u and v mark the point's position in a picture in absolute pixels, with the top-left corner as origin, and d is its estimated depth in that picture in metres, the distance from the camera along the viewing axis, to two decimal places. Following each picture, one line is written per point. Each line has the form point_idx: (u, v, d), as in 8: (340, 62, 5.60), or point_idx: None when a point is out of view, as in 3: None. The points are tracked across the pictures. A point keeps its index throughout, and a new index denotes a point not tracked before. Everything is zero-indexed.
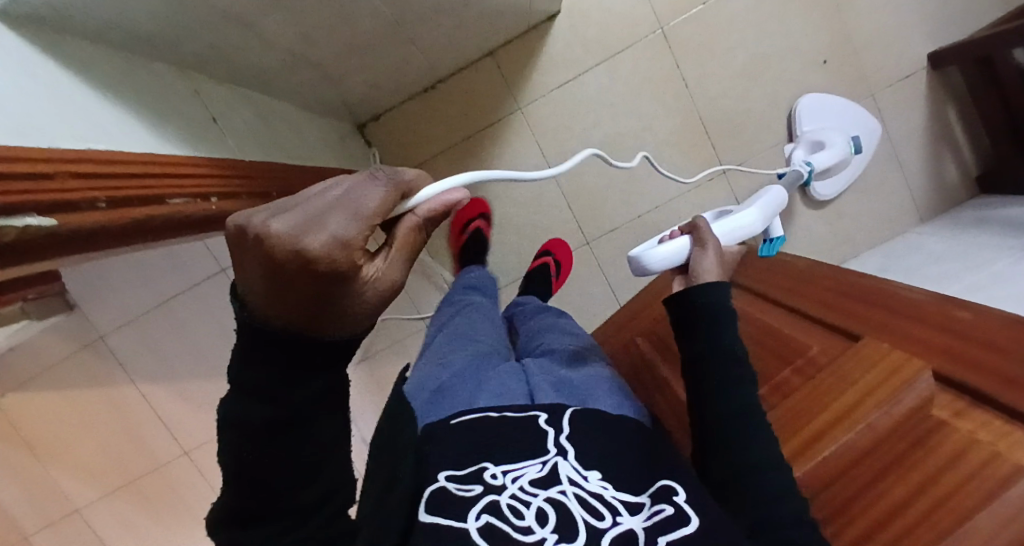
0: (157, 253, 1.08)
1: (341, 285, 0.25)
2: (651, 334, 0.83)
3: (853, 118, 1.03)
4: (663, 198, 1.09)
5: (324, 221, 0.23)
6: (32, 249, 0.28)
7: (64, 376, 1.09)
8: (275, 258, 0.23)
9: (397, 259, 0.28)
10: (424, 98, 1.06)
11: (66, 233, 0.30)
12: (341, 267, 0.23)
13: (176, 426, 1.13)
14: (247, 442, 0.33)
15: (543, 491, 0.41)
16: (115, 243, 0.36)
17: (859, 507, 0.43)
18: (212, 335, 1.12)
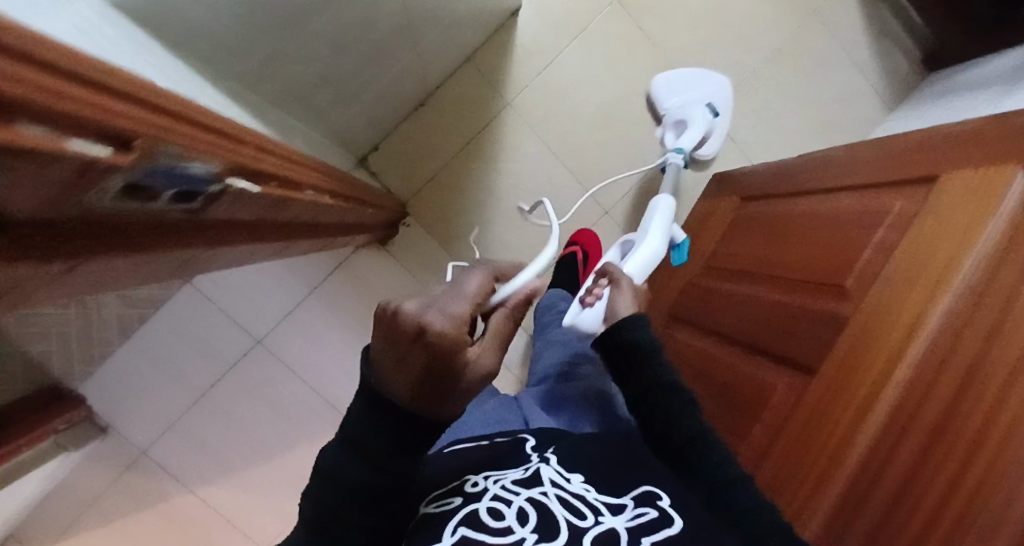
0: (182, 347, 1.03)
1: (454, 363, 0.35)
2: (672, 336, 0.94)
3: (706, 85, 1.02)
4: None
5: (443, 304, 0.35)
6: (224, 216, 0.29)
7: (112, 507, 1.01)
8: (407, 329, 0.34)
9: (494, 352, 0.38)
10: (416, 116, 1.07)
11: (248, 204, 0.30)
12: (451, 338, 0.34)
13: (245, 523, 1.05)
14: (344, 500, 0.40)
15: (526, 491, 0.44)
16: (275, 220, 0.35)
17: (1011, 322, 0.44)
18: (260, 414, 1.06)
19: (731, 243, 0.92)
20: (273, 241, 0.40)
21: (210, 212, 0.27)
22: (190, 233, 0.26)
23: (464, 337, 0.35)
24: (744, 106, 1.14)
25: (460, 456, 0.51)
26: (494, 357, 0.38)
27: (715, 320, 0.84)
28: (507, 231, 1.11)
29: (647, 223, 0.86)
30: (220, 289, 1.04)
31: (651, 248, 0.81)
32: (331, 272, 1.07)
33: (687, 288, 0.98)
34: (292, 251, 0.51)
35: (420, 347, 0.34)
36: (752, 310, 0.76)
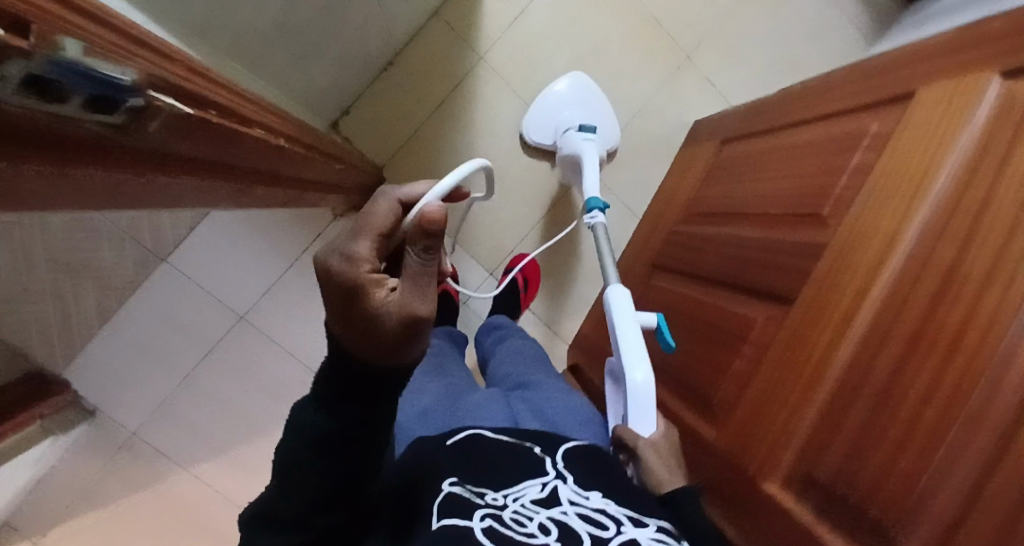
0: (163, 325, 1.02)
1: (364, 308, 0.32)
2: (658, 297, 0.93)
3: (565, 106, 1.03)
4: (641, 102, 1.11)
5: (347, 246, 0.33)
6: (163, 144, 0.27)
7: (107, 488, 1.02)
8: (324, 275, 0.33)
9: (415, 290, 0.32)
10: (386, 77, 1.04)
11: (188, 133, 0.28)
12: (353, 278, 0.32)
13: (243, 498, 1.06)
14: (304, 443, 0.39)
15: (546, 510, 0.43)
16: (218, 153, 0.33)
17: (982, 229, 0.44)
18: (249, 390, 1.06)
19: (713, 187, 0.91)
20: (228, 185, 0.39)
21: (141, 136, 0.25)
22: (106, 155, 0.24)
23: (364, 277, 0.32)
24: (720, 50, 1.12)
25: (470, 452, 0.50)
26: (417, 294, 0.32)
27: (698, 263, 0.83)
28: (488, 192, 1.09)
29: (616, 334, 0.70)
30: (198, 267, 1.02)
31: (638, 376, 0.64)
32: (310, 244, 1.05)
33: (671, 237, 0.97)
34: (254, 202, 0.49)
35: (333, 296, 0.33)
36: (732, 250, 0.76)
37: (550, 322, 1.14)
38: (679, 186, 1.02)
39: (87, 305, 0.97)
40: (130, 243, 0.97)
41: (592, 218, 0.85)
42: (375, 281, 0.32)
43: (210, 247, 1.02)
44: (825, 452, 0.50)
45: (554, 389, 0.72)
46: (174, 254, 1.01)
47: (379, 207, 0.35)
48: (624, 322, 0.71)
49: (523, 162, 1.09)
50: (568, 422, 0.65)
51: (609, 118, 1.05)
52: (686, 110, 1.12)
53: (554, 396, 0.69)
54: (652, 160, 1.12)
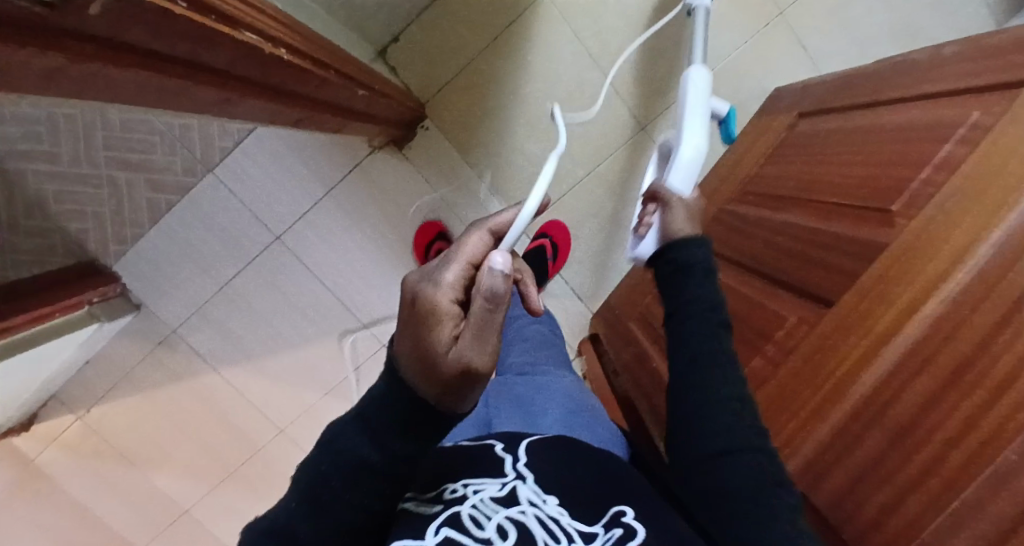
0: (203, 234, 1.05)
1: (429, 342, 0.33)
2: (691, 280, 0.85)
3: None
4: (715, 60, 1.00)
5: (435, 275, 0.36)
6: (108, 26, 0.24)
7: (146, 376, 1.11)
8: (409, 297, 0.35)
9: (476, 342, 0.33)
10: (440, 6, 0.98)
11: (138, 21, 0.26)
12: (432, 307, 0.34)
13: (265, 406, 1.14)
14: (349, 475, 0.38)
15: (505, 509, 0.42)
16: (183, 47, 0.31)
17: None
18: (281, 308, 1.10)
19: (776, 165, 0.81)
20: (208, 88, 0.37)
21: (80, 17, 0.23)
22: (44, 33, 0.21)
23: (440, 309, 0.33)
24: (818, 9, 0.98)
25: (441, 458, 0.52)
26: (477, 347, 0.33)
27: (741, 247, 0.76)
28: (533, 142, 1.03)
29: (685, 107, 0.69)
30: (240, 182, 1.03)
31: (694, 142, 0.63)
32: (347, 174, 1.04)
33: (719, 215, 0.88)
34: (255, 112, 0.47)
35: (411, 319, 0.34)
36: (778, 238, 0.68)
37: (576, 286, 1.10)
38: (739, 161, 0.93)
39: (140, 205, 1.03)
40: (179, 149, 1.00)
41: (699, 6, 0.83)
42: (446, 316, 0.33)
43: (252, 162, 1.02)
44: (832, 469, 0.46)
45: (539, 383, 0.74)
46: (219, 167, 1.02)
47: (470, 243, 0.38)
48: (697, 99, 0.70)
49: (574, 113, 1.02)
50: (546, 415, 0.66)
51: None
52: (765, 75, 1.00)
53: (539, 391, 0.71)
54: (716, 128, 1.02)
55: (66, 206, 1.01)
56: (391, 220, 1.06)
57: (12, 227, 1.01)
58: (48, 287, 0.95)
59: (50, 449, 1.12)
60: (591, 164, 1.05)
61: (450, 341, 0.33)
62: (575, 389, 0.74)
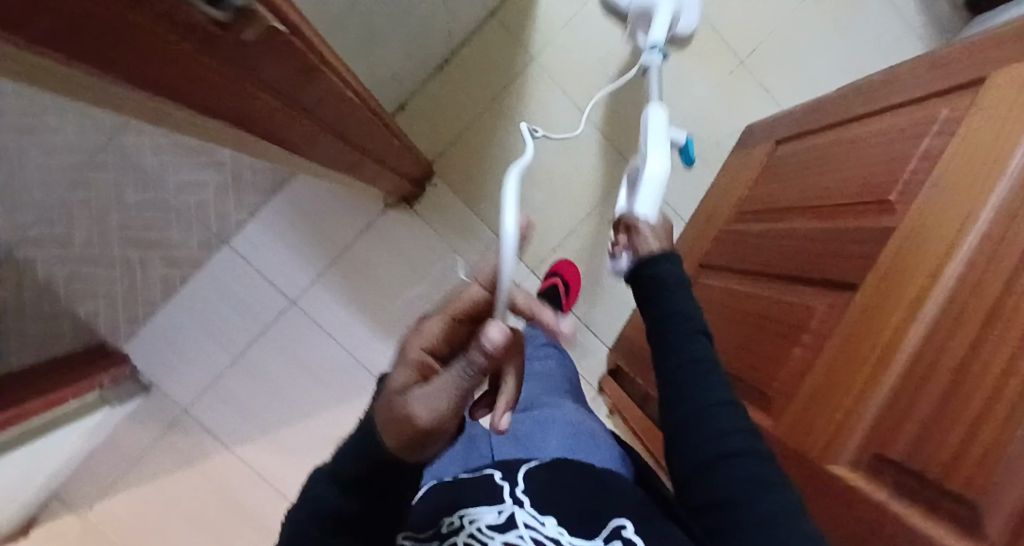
0: (218, 305, 1.05)
1: (395, 391, 0.32)
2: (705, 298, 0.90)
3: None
4: (694, 103, 1.11)
5: (425, 327, 0.35)
6: (254, 58, 0.28)
7: (155, 463, 1.06)
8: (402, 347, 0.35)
9: (432, 394, 0.30)
10: (441, 77, 1.08)
11: (264, 60, 0.30)
12: (411, 356, 0.33)
13: (280, 484, 1.07)
14: (342, 489, 0.38)
15: (501, 535, 0.48)
16: (291, 81, 0.36)
17: None
18: (296, 374, 1.08)
19: (767, 185, 0.89)
20: (298, 123, 0.42)
21: (241, 49, 0.26)
22: (216, 60, 0.25)
23: (409, 362, 0.33)
24: (775, 56, 1.11)
25: (447, 493, 0.54)
26: (432, 403, 0.30)
27: (753, 260, 0.80)
28: (536, 193, 1.10)
29: (648, 139, 0.77)
30: (256, 251, 1.05)
31: (656, 164, 0.72)
32: (360, 233, 1.07)
33: (720, 236, 0.94)
34: (318, 154, 0.52)
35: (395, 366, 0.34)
36: (784, 245, 0.74)
37: (590, 322, 1.13)
38: (730, 188, 1.01)
39: (153, 282, 1.03)
40: (196, 224, 1.03)
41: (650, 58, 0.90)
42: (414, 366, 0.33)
43: (268, 230, 1.05)
44: (895, 433, 0.47)
45: (542, 411, 0.70)
46: (235, 238, 1.05)
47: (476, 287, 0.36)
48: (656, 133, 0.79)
49: (573, 165, 1.11)
50: (548, 438, 0.64)
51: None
52: (739, 114, 1.11)
53: (542, 418, 0.68)
54: (702, 163, 1.11)
55: (78, 288, 1.01)
56: (405, 274, 1.08)
57: (20, 313, 0.99)
58: (60, 371, 0.93)
59: None
60: (594, 208, 1.11)
61: (412, 384, 0.32)
62: (579, 416, 0.71)
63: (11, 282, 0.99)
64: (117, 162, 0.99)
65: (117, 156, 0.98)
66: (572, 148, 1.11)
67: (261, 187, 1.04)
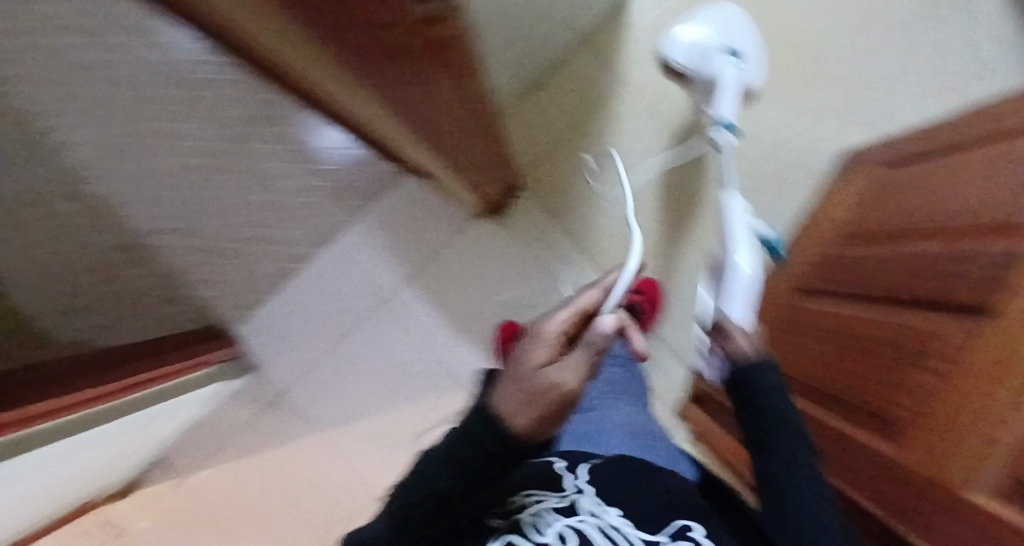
0: (319, 297, 1.15)
1: (530, 368, 0.37)
2: (807, 319, 0.88)
3: (719, 29, 0.99)
4: (791, 126, 1.09)
5: (544, 327, 0.42)
6: (429, 51, 0.33)
7: (255, 437, 1.17)
8: (528, 339, 0.41)
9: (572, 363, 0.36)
10: (534, 95, 1.12)
11: (426, 53, 0.33)
12: (542, 344, 0.39)
13: (353, 473, 1.09)
14: (453, 471, 0.39)
15: (564, 519, 0.46)
16: (444, 78, 0.40)
17: None
18: (383, 368, 1.14)
19: (879, 208, 0.85)
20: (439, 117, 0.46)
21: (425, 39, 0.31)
22: (404, 45, 0.30)
23: (541, 350, 0.39)
24: (887, 76, 1.07)
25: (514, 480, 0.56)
26: (575, 369, 0.35)
27: (863, 283, 0.77)
28: (615, 209, 1.11)
29: (732, 238, 0.79)
30: (358, 252, 1.14)
31: (747, 265, 0.73)
32: (451, 238, 1.13)
33: (825, 259, 0.92)
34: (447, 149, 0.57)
35: (522, 351, 0.40)
36: (896, 267, 0.71)
37: (669, 341, 1.12)
38: (833, 211, 0.99)
39: (266, 274, 1.14)
40: (306, 223, 1.13)
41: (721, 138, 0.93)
42: (545, 351, 0.38)
43: (367, 231, 1.14)
44: None
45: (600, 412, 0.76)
46: (337, 239, 1.14)
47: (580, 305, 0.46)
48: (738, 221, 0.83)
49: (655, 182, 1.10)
50: (605, 440, 0.70)
51: (758, 57, 1.01)
52: (841, 136, 1.08)
53: (601, 421, 0.74)
54: (798, 187, 1.09)
55: (202, 275, 1.13)
56: (488, 279, 1.13)
57: (149, 294, 1.12)
58: (182, 345, 1.06)
59: None
60: (676, 226, 1.09)
61: (548, 363, 0.37)
62: (635, 424, 0.76)
63: (144, 268, 1.11)
64: (242, 165, 1.10)
65: (239, 159, 1.09)
66: (656, 165, 1.09)
67: (363, 191, 1.13)
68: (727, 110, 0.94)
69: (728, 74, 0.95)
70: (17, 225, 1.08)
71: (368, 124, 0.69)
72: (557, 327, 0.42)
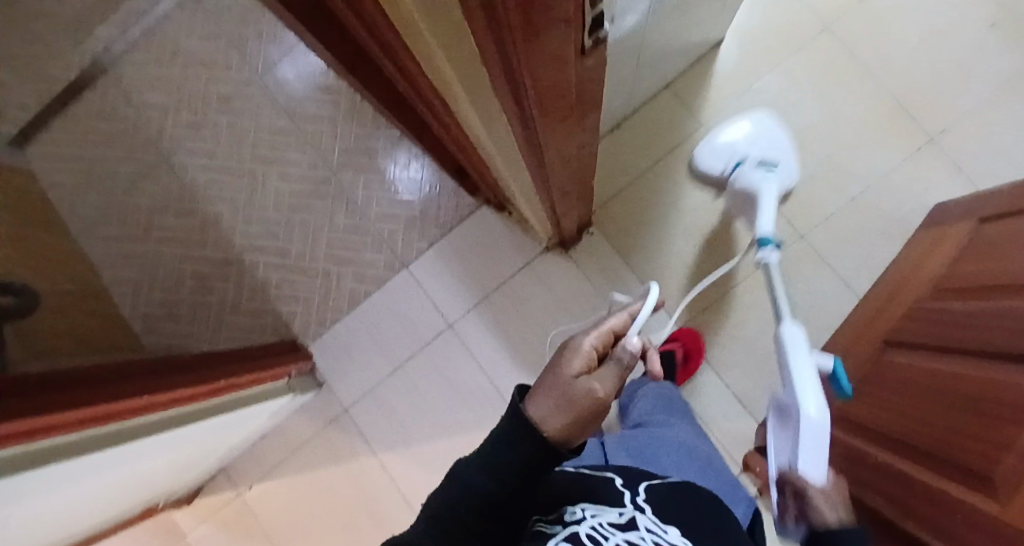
0: (389, 318, 1.18)
1: (568, 375, 0.41)
2: (889, 367, 0.86)
3: (745, 139, 1.04)
4: (870, 178, 1.10)
5: (579, 337, 0.45)
6: (580, 78, 0.37)
7: (311, 455, 1.17)
8: (565, 348, 0.45)
9: (601, 376, 0.42)
10: (613, 137, 1.16)
11: (579, 83, 0.38)
12: (577, 353, 0.43)
13: (411, 493, 1.13)
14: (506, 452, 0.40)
15: (623, 533, 0.42)
16: (583, 106, 0.44)
17: None
18: (446, 394, 1.15)
19: (972, 261, 0.83)
20: (563, 143, 0.50)
21: (584, 65, 0.35)
22: (574, 68, 0.34)
23: (578, 359, 0.43)
24: (969, 132, 1.09)
25: (561, 491, 0.53)
26: (606, 381, 0.41)
27: (961, 335, 0.73)
28: (683, 240, 1.12)
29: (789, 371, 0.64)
30: (431, 278, 1.18)
31: (815, 413, 0.58)
32: (523, 269, 1.16)
33: (913, 310, 0.90)
34: (555, 176, 0.61)
35: (559, 357, 0.44)
36: (983, 317, 0.70)
37: (737, 391, 1.09)
38: (918, 263, 0.98)
39: (343, 293, 1.20)
40: (386, 247, 1.19)
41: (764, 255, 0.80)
42: (581, 360, 0.43)
43: (440, 259, 1.18)
44: None
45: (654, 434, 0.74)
46: (412, 262, 1.18)
47: (616, 317, 0.47)
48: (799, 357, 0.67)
49: (726, 219, 1.11)
50: (660, 460, 0.67)
51: (789, 160, 1.04)
52: (923, 188, 1.09)
53: (655, 441, 0.72)
54: (877, 238, 1.09)
55: (284, 291, 1.20)
56: (556, 313, 1.14)
57: (237, 307, 1.20)
58: (261, 356, 1.07)
59: (204, 525, 1.17)
60: (745, 264, 1.10)
61: (581, 373, 0.42)
62: (692, 446, 0.73)
63: (234, 280, 1.20)
64: (335, 191, 1.19)
65: (335, 188, 1.19)
66: (725, 202, 1.11)
67: (443, 221, 1.19)
68: (769, 225, 0.84)
69: (766, 187, 0.91)
70: (135, 235, 1.21)
71: (470, 157, 0.75)
72: (594, 335, 0.45)
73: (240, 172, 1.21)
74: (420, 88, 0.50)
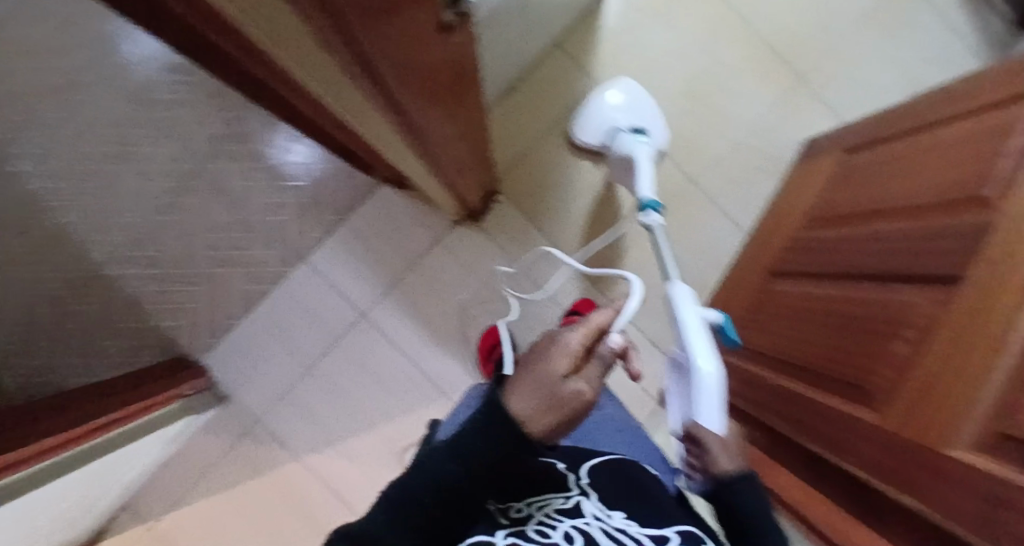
0: (293, 315, 1.10)
1: (556, 376, 0.38)
2: (775, 299, 0.94)
3: (618, 107, 1.01)
4: (751, 121, 1.16)
5: (567, 331, 0.41)
6: (449, 58, 0.34)
7: (226, 471, 1.09)
8: (548, 341, 0.41)
9: (587, 375, 0.40)
10: (508, 99, 1.12)
11: (447, 65, 0.34)
12: (565, 348, 0.40)
13: (341, 487, 1.09)
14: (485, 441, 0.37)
15: (570, 519, 0.45)
16: (456, 85, 0.41)
17: None
18: (366, 384, 1.10)
19: (839, 192, 0.90)
20: (444, 123, 0.46)
21: (448, 45, 0.31)
22: (436, 50, 0.30)
23: (568, 356, 0.39)
24: (832, 70, 1.17)
25: None
26: (591, 381, 0.40)
27: (834, 262, 0.81)
28: (581, 199, 1.13)
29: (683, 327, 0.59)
30: (331, 268, 1.10)
31: (707, 366, 0.53)
32: (432, 246, 1.11)
33: (792, 242, 0.97)
34: (445, 154, 0.57)
35: (544, 353, 0.40)
36: (852, 244, 0.77)
37: (652, 336, 1.14)
38: (795, 197, 1.05)
39: (235, 297, 1.08)
40: (278, 241, 1.08)
41: (649, 219, 0.79)
42: (570, 360, 0.39)
43: (340, 247, 1.10)
44: None
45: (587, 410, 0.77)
46: (311, 255, 1.09)
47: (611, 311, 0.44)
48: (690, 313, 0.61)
49: (608, 187, 1.12)
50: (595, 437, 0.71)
51: (659, 122, 1.02)
52: (796, 126, 1.16)
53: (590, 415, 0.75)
54: (762, 177, 1.16)
55: (164, 303, 1.06)
56: (470, 286, 1.11)
57: (108, 328, 1.05)
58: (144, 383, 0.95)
59: None
60: (632, 231, 1.13)
61: (569, 373, 0.39)
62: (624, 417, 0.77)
63: (100, 299, 1.04)
64: (207, 185, 1.06)
65: (206, 182, 1.06)
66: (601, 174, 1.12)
67: (338, 204, 1.10)
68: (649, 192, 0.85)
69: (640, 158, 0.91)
70: None
71: (349, 138, 0.68)
72: (585, 328, 0.41)
73: (84, 174, 1.04)
74: (269, 70, 0.43)
